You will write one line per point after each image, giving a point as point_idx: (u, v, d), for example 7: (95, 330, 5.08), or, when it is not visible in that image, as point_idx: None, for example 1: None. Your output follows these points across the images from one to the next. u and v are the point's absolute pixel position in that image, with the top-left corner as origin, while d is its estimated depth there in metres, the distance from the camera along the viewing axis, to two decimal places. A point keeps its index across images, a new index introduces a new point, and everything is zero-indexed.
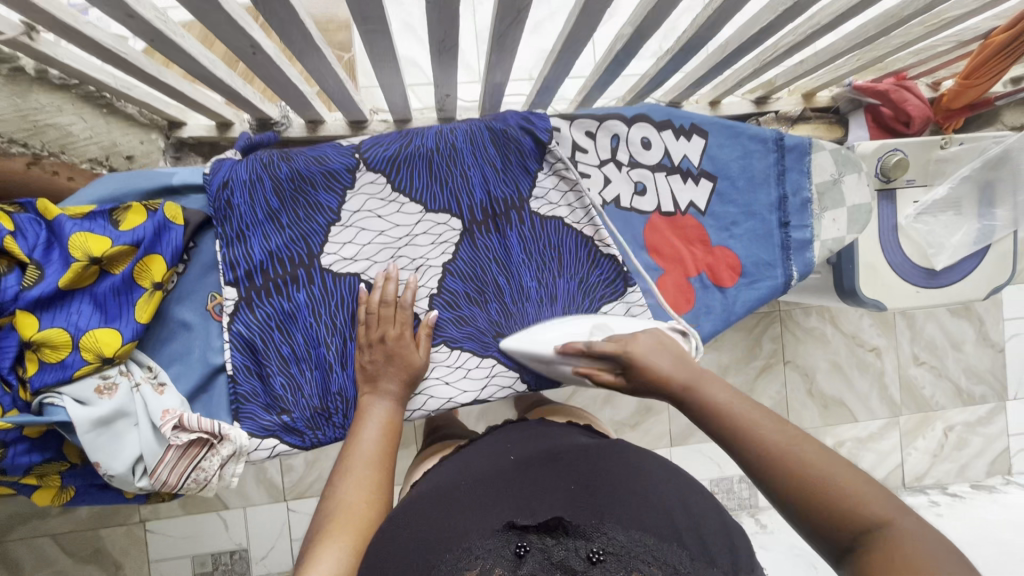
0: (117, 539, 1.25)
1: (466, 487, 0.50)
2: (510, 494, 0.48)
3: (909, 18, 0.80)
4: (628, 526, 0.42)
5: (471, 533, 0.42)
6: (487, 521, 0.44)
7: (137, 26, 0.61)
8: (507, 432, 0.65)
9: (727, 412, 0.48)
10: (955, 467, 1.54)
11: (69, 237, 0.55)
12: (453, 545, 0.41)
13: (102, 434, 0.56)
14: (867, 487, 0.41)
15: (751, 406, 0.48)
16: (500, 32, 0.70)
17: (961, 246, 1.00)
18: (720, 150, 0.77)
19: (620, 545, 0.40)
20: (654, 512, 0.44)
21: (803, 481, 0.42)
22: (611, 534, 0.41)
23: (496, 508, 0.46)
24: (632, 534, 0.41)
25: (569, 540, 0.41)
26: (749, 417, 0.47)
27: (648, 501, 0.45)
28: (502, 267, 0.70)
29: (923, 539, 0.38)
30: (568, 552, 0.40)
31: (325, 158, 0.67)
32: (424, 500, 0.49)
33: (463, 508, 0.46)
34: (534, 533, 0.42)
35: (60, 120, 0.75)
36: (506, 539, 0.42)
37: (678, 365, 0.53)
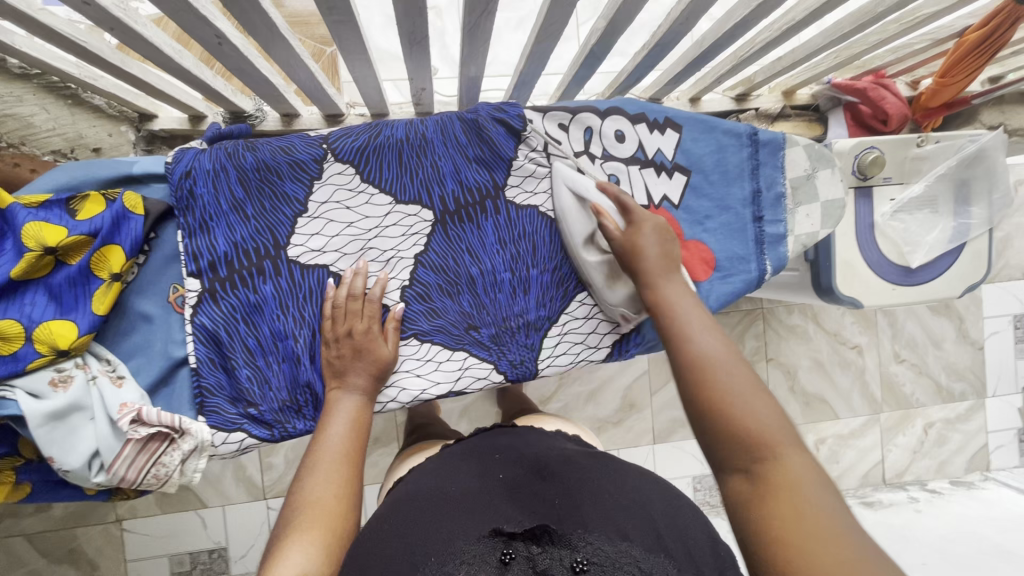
0: (92, 539, 1.23)
1: (450, 488, 0.50)
2: (495, 504, 0.47)
3: (884, 15, 0.80)
4: (613, 537, 0.41)
5: (456, 539, 0.42)
6: (473, 528, 0.43)
7: (93, 13, 0.59)
8: (495, 437, 0.64)
9: (680, 315, 0.54)
10: (934, 463, 1.56)
11: (22, 227, 0.54)
12: (438, 551, 0.41)
13: (56, 428, 0.55)
14: (774, 422, 0.45)
15: (704, 320, 0.53)
16: (472, 23, 0.69)
17: (938, 243, 1.01)
18: (694, 144, 0.77)
19: (605, 556, 0.39)
20: (642, 526, 0.43)
21: (710, 404, 0.47)
22: (596, 544, 0.40)
23: (481, 515, 0.45)
24: (618, 545, 0.40)
25: (554, 549, 0.39)
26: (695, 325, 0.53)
27: (633, 512, 0.45)
28: (475, 259, 0.70)
29: (799, 477, 0.42)
30: (552, 560, 0.38)
31: (292, 148, 0.65)
32: (413, 506, 0.48)
33: (446, 514, 0.46)
34: (521, 541, 0.41)
35: (21, 110, 0.75)
36: (492, 546, 0.41)
37: (663, 259, 0.60)
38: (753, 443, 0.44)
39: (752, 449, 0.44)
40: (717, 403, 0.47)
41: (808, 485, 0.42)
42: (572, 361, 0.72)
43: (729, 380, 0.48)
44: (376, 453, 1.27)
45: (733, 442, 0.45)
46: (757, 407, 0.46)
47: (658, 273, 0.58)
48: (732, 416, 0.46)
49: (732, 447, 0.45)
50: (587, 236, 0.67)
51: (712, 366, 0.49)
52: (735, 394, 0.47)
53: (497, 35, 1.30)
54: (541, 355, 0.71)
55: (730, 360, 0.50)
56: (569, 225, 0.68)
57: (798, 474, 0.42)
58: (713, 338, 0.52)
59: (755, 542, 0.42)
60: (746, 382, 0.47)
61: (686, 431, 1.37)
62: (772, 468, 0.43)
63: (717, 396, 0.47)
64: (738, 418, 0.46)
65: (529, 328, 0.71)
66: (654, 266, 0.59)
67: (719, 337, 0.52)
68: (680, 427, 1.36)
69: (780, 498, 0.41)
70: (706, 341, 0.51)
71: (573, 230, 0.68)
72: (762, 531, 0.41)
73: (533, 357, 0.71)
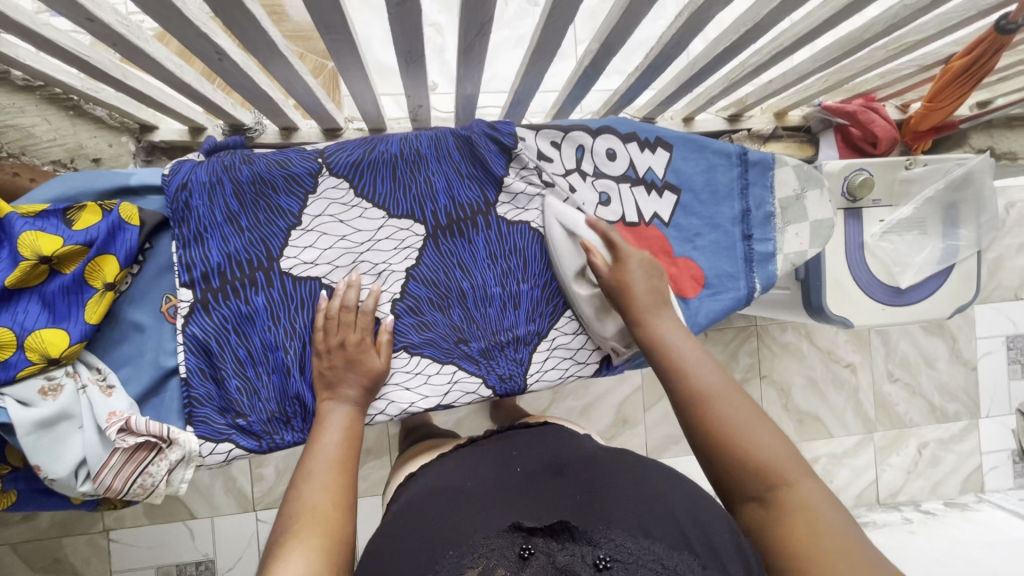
0: (78, 549, 1.22)
1: (472, 487, 0.51)
2: (512, 503, 0.47)
3: (870, 42, 0.82)
4: (635, 535, 0.41)
5: (475, 532, 0.43)
6: (494, 523, 0.44)
7: (96, 28, 0.61)
8: (515, 436, 0.63)
9: (676, 352, 0.57)
10: (928, 484, 1.55)
11: (18, 236, 0.54)
12: (456, 544, 0.42)
13: (43, 436, 0.55)
14: (782, 449, 0.49)
15: (699, 354, 0.57)
16: (467, 44, 0.70)
17: (927, 264, 1.02)
18: (684, 163, 0.79)
19: (627, 552, 0.39)
20: (662, 520, 0.44)
21: (719, 441, 0.51)
22: (618, 540, 0.40)
23: (502, 510, 0.46)
24: (640, 542, 0.40)
25: (575, 546, 0.39)
26: (691, 362, 0.56)
27: (656, 509, 0.44)
28: (466, 273, 0.70)
29: (817, 502, 0.46)
30: (572, 557, 0.38)
31: (287, 161, 0.66)
32: (433, 501, 0.50)
33: (465, 511, 0.47)
34: (540, 535, 0.40)
35: (21, 121, 0.74)
36: (512, 540, 0.40)
37: (651, 293, 0.63)
38: (765, 470, 0.48)
39: (768, 479, 0.48)
40: (729, 437, 0.50)
41: (821, 508, 0.46)
42: (561, 376, 0.72)
43: (732, 415, 0.51)
44: (368, 465, 1.27)
45: (750, 473, 0.49)
46: (761, 434, 0.50)
47: (650, 311, 0.61)
48: (744, 450, 0.49)
49: (751, 481, 0.48)
50: (578, 268, 0.69)
51: (717, 402, 0.52)
52: (740, 425, 0.51)
53: (496, 53, 1.33)
54: (529, 369, 0.71)
55: (731, 393, 0.53)
56: (560, 260, 0.70)
57: (811, 496, 0.46)
58: (710, 371, 0.55)
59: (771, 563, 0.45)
60: (746, 412, 0.51)
61: (678, 448, 1.37)
62: (790, 494, 0.47)
63: (724, 430, 0.50)
64: (749, 449, 0.49)
65: (518, 343, 0.71)
66: (645, 303, 0.62)
67: (717, 371, 0.55)
68: (673, 444, 1.36)
69: (794, 518, 0.45)
70: (706, 377, 0.54)
71: (564, 264, 0.70)
72: (782, 546, 0.45)
73: (522, 371, 0.71)
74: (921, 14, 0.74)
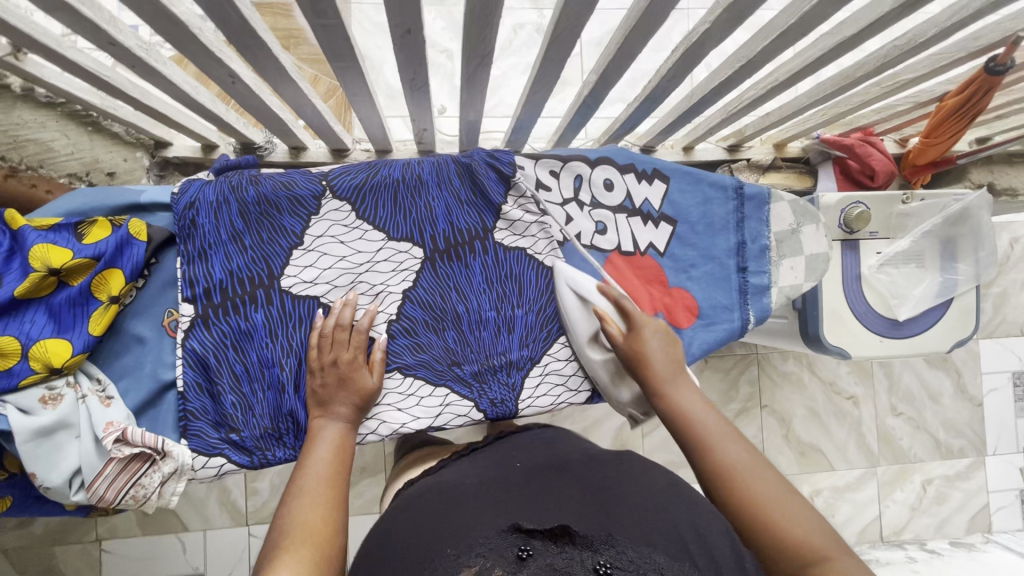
0: (70, 559, 1.22)
1: (474, 488, 0.51)
2: (510, 505, 0.47)
3: (862, 79, 0.84)
4: (637, 542, 0.41)
5: (473, 532, 0.43)
6: (495, 522, 0.44)
7: (117, 52, 0.64)
8: (519, 440, 0.64)
9: (697, 422, 0.57)
10: (933, 522, 1.52)
11: (30, 248, 0.57)
12: (454, 542, 0.42)
13: (40, 444, 0.56)
14: (816, 529, 0.47)
15: (721, 426, 0.56)
16: (469, 73, 0.73)
17: (924, 298, 1.02)
18: (680, 196, 0.80)
19: (629, 561, 0.39)
20: (665, 531, 0.43)
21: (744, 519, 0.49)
22: (620, 547, 0.40)
23: (500, 512, 0.46)
24: (641, 550, 0.40)
25: (576, 550, 0.39)
26: (714, 434, 0.55)
27: (659, 519, 0.44)
28: (461, 296, 0.71)
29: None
30: (571, 561, 0.38)
31: (292, 184, 0.68)
32: (433, 503, 0.50)
33: (463, 514, 0.46)
34: (541, 538, 0.41)
35: (42, 135, 0.79)
36: (511, 541, 0.41)
37: (667, 362, 0.62)
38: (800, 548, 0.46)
39: (800, 555, 0.46)
40: (759, 514, 0.48)
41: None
42: (553, 403, 0.73)
43: (760, 492, 0.50)
44: (363, 484, 1.27)
45: (780, 551, 0.46)
46: (795, 511, 0.48)
47: (668, 380, 0.61)
48: (774, 528, 0.47)
49: (786, 560, 0.46)
50: (592, 333, 0.69)
51: (741, 477, 0.51)
52: (766, 499, 0.49)
53: (503, 80, 1.37)
54: (521, 395, 0.72)
55: (757, 467, 0.52)
56: (573, 325, 0.70)
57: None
58: (735, 445, 0.54)
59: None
60: (775, 487, 0.50)
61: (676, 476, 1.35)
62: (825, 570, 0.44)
63: (753, 505, 0.49)
64: (781, 523, 0.47)
65: (511, 367, 0.72)
66: (663, 370, 0.61)
67: (741, 442, 0.54)
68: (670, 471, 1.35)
69: None
70: (730, 449, 0.53)
71: (578, 328, 0.70)
72: None
73: (514, 397, 0.72)
74: (909, 54, 0.76)
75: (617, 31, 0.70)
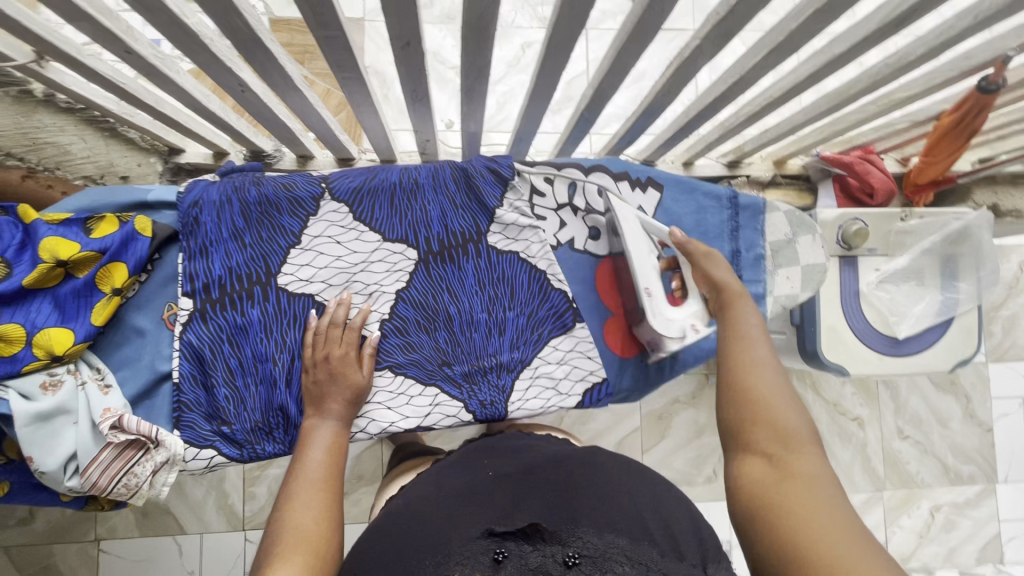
0: (69, 557, 1.23)
1: (450, 497, 0.52)
2: (481, 508, 0.50)
3: (857, 96, 0.85)
4: (601, 530, 0.45)
5: (450, 541, 0.45)
6: (468, 527, 0.47)
7: (134, 61, 0.67)
8: (489, 442, 0.66)
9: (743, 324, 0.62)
10: (942, 550, 1.48)
11: (41, 240, 0.59)
12: (433, 552, 0.45)
13: (40, 428, 0.58)
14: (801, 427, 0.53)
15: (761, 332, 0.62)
16: (469, 84, 0.75)
17: (924, 316, 1.01)
18: (675, 204, 0.82)
19: (594, 548, 0.43)
20: (627, 516, 0.47)
21: (746, 393, 0.56)
22: (586, 537, 0.44)
23: (477, 516, 0.48)
24: (605, 537, 0.44)
25: (545, 547, 0.43)
26: (754, 337, 0.61)
27: (622, 506, 0.48)
28: (454, 298, 0.73)
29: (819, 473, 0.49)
30: (544, 558, 0.42)
31: (293, 185, 0.71)
32: (414, 516, 0.50)
33: (441, 521, 0.49)
34: (512, 540, 0.44)
35: (59, 138, 0.84)
36: (486, 546, 0.44)
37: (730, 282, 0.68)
38: (784, 434, 0.52)
39: (781, 440, 0.52)
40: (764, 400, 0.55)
41: (824, 477, 0.48)
42: (543, 406, 0.73)
43: (768, 381, 0.56)
44: (359, 491, 1.27)
45: (763, 429, 0.53)
46: (791, 409, 0.54)
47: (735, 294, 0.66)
48: (767, 412, 0.54)
49: (769, 441, 0.52)
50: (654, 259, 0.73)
51: (761, 367, 0.58)
52: (771, 385, 0.56)
53: (510, 96, 1.41)
54: (511, 397, 0.72)
55: (776, 366, 0.58)
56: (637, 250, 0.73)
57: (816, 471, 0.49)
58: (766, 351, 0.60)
59: (764, 552, 0.46)
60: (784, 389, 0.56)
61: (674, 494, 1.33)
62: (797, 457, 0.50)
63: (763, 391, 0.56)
64: (777, 413, 0.54)
65: (501, 369, 0.73)
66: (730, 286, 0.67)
67: (768, 346, 0.61)
68: None
69: (796, 479, 0.48)
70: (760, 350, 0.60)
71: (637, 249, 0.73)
72: (779, 500, 0.47)
73: (503, 399, 0.72)
74: (901, 72, 0.77)
75: (611, 46, 0.72)
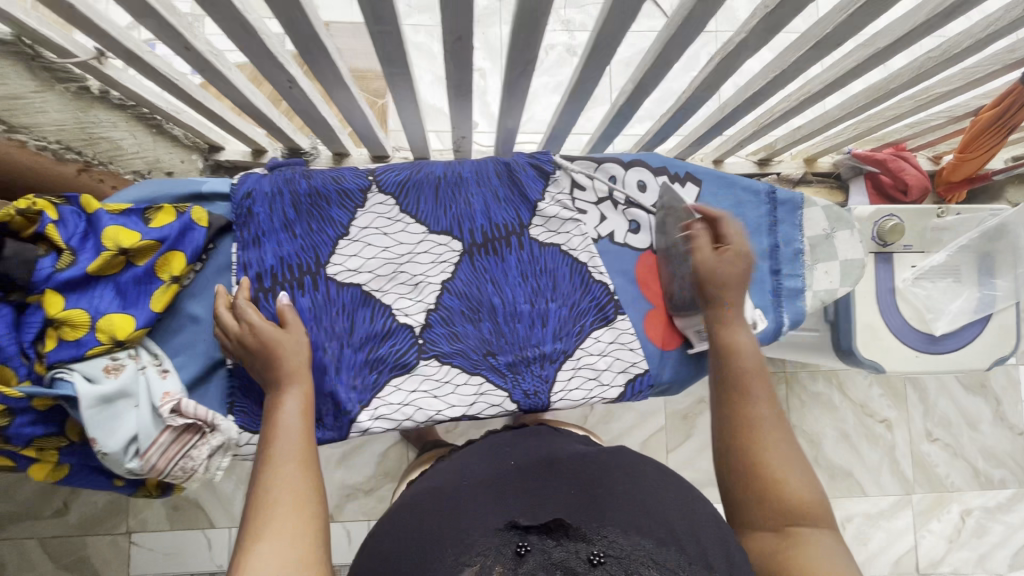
0: (101, 549, 1.25)
1: (470, 489, 0.52)
2: (501, 504, 0.49)
3: (896, 92, 0.85)
4: (626, 530, 0.44)
5: (473, 530, 0.45)
6: (490, 519, 0.46)
7: (191, 57, 0.69)
8: (507, 437, 0.66)
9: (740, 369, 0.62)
10: (973, 555, 1.45)
11: (104, 229, 0.61)
12: (455, 541, 0.44)
13: (103, 411, 0.58)
14: (811, 502, 0.53)
15: (760, 377, 0.62)
16: (512, 80, 0.76)
17: (963, 312, 1.00)
18: (714, 198, 0.83)
19: (619, 549, 0.42)
20: (655, 521, 0.46)
21: (750, 460, 0.56)
22: (610, 537, 0.43)
23: (500, 510, 0.48)
24: (631, 538, 0.44)
25: (570, 543, 0.42)
26: (753, 388, 0.61)
27: (654, 514, 0.47)
28: (497, 289, 0.73)
29: (831, 550, 0.50)
30: (568, 553, 0.41)
31: (341, 178, 0.72)
32: (433, 506, 0.51)
33: (463, 511, 0.48)
34: (536, 534, 0.44)
35: (113, 135, 0.83)
36: (509, 538, 0.44)
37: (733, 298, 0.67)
38: (792, 511, 0.52)
39: (792, 516, 0.52)
40: (765, 470, 0.55)
41: (836, 554, 0.50)
42: (585, 397, 0.73)
43: (770, 445, 0.56)
44: (386, 487, 1.28)
45: (767, 500, 0.53)
46: (796, 478, 0.54)
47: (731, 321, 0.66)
48: (770, 479, 0.54)
49: (778, 515, 0.53)
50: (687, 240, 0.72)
51: (759, 428, 0.58)
52: (772, 449, 0.56)
53: (537, 97, 1.42)
54: (554, 387, 0.73)
55: (776, 424, 0.58)
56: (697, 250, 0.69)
57: (828, 547, 0.50)
58: (765, 406, 0.59)
59: None
60: (787, 453, 0.56)
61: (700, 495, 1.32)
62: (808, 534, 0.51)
63: (763, 457, 0.56)
64: (782, 486, 0.54)
65: (544, 360, 0.73)
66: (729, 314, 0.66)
67: (768, 396, 0.60)
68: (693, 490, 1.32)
69: (810, 557, 0.49)
70: (758, 406, 0.59)
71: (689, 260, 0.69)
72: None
73: (546, 389, 0.73)
74: (945, 65, 0.77)
75: (654, 42, 0.72)
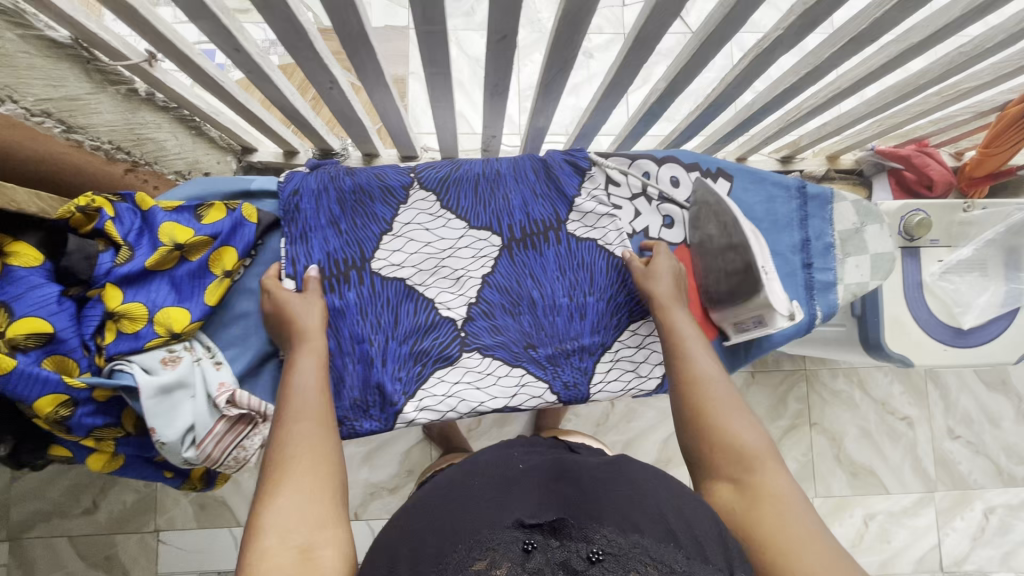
0: (129, 547, 1.26)
1: (476, 482, 0.50)
2: (516, 500, 0.46)
3: (925, 87, 0.85)
4: (623, 529, 0.41)
5: (484, 525, 0.42)
6: (500, 516, 0.43)
7: (240, 59, 0.71)
8: (518, 447, 0.63)
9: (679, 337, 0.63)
10: (997, 553, 1.45)
11: (159, 225, 0.63)
12: (464, 536, 0.42)
13: (162, 401, 0.60)
14: (765, 453, 0.52)
15: (699, 341, 0.63)
16: (549, 78, 0.78)
17: (990, 306, 1.00)
18: (745, 193, 0.85)
19: (618, 546, 0.39)
20: (650, 516, 0.43)
21: (697, 417, 0.56)
22: (608, 535, 0.40)
23: (508, 506, 0.45)
24: (628, 536, 0.40)
25: (571, 543, 0.40)
26: (692, 351, 0.61)
27: (650, 512, 0.43)
28: (537, 282, 0.75)
29: (782, 492, 0.48)
30: (568, 552, 0.39)
31: (384, 175, 0.74)
32: (439, 496, 0.49)
33: (476, 503, 0.46)
34: (541, 532, 0.41)
35: (157, 136, 0.85)
36: (515, 536, 0.41)
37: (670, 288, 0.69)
38: (747, 458, 0.51)
39: (745, 466, 0.51)
40: (711, 430, 0.54)
41: (790, 498, 0.48)
42: (622, 388, 0.75)
43: (717, 400, 0.56)
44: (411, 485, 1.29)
45: (721, 454, 0.53)
46: (742, 429, 0.54)
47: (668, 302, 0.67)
48: (719, 434, 0.54)
49: (733, 468, 0.51)
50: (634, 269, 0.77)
51: (709, 383, 0.58)
52: (722, 404, 0.56)
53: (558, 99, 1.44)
54: (592, 379, 0.74)
55: (721, 377, 0.58)
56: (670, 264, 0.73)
57: (780, 488, 0.49)
58: (705, 358, 0.60)
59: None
60: (730, 403, 0.56)
61: None
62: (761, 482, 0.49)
63: (711, 414, 0.55)
64: (733, 439, 0.53)
65: (583, 352, 0.74)
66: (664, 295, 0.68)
67: (710, 354, 0.61)
68: None
69: (764, 506, 0.48)
70: (702, 363, 0.60)
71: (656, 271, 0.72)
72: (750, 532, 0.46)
73: (586, 381, 0.74)
74: (976, 60, 0.77)
75: (690, 44, 0.72)
